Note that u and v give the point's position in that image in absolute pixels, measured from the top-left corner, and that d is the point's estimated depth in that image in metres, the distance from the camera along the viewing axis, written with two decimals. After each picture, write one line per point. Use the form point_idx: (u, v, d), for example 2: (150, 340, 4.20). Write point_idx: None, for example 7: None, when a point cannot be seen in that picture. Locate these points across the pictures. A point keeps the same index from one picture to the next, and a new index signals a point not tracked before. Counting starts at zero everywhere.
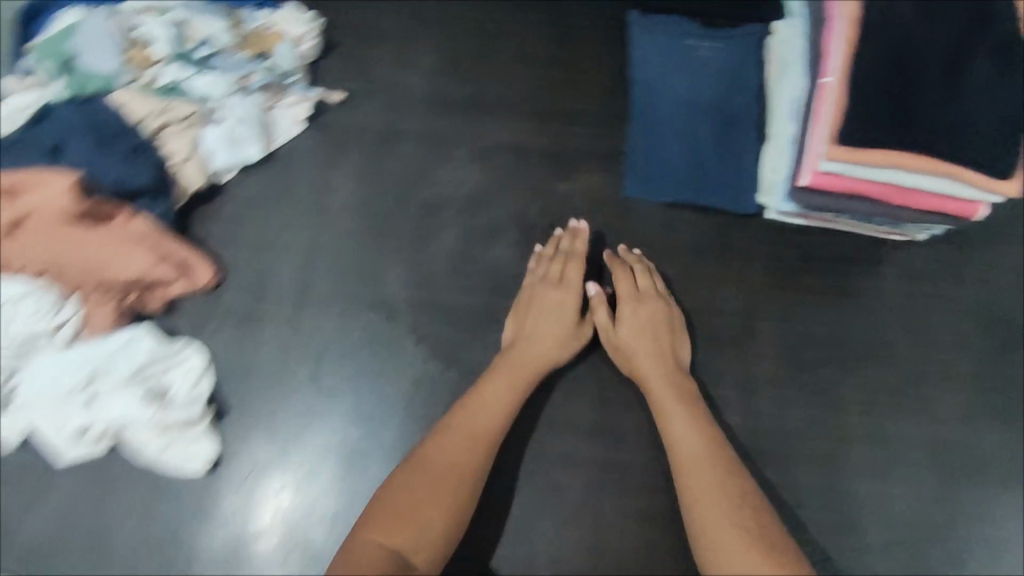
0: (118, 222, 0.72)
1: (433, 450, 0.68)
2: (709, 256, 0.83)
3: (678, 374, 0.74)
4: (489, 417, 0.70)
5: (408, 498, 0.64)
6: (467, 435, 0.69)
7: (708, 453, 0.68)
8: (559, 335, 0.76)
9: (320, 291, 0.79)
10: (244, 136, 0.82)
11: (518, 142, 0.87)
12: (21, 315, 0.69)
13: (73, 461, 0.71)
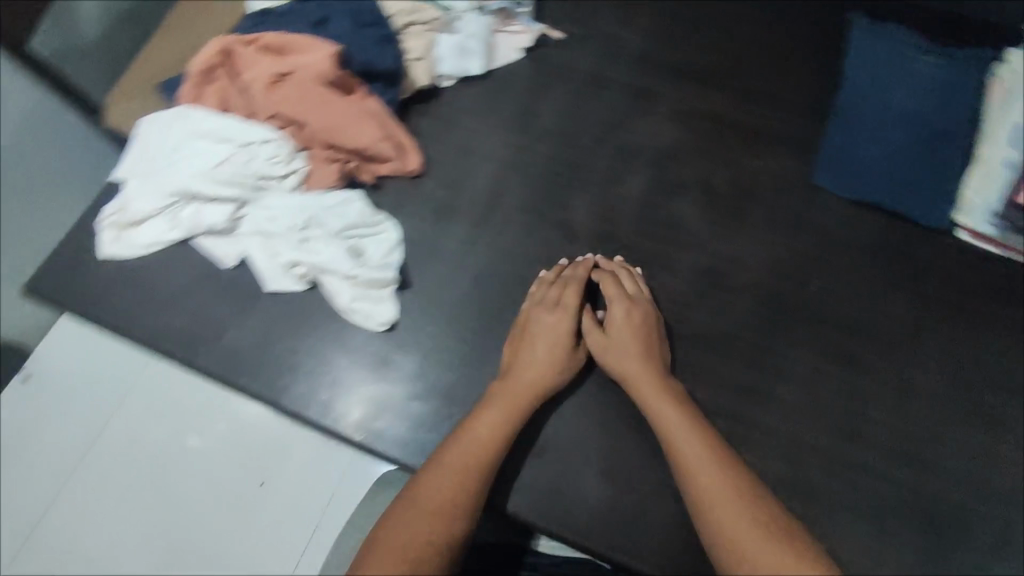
0: (357, 96, 0.82)
1: (427, 479, 0.61)
2: (755, 283, 0.81)
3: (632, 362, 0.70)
4: (485, 436, 0.65)
5: (405, 521, 0.57)
6: (465, 460, 0.63)
7: (700, 450, 0.62)
8: (545, 362, 0.71)
9: (508, 202, 0.84)
10: (472, 50, 0.90)
11: (716, 111, 0.90)
12: (262, 157, 0.80)
13: (274, 292, 0.80)
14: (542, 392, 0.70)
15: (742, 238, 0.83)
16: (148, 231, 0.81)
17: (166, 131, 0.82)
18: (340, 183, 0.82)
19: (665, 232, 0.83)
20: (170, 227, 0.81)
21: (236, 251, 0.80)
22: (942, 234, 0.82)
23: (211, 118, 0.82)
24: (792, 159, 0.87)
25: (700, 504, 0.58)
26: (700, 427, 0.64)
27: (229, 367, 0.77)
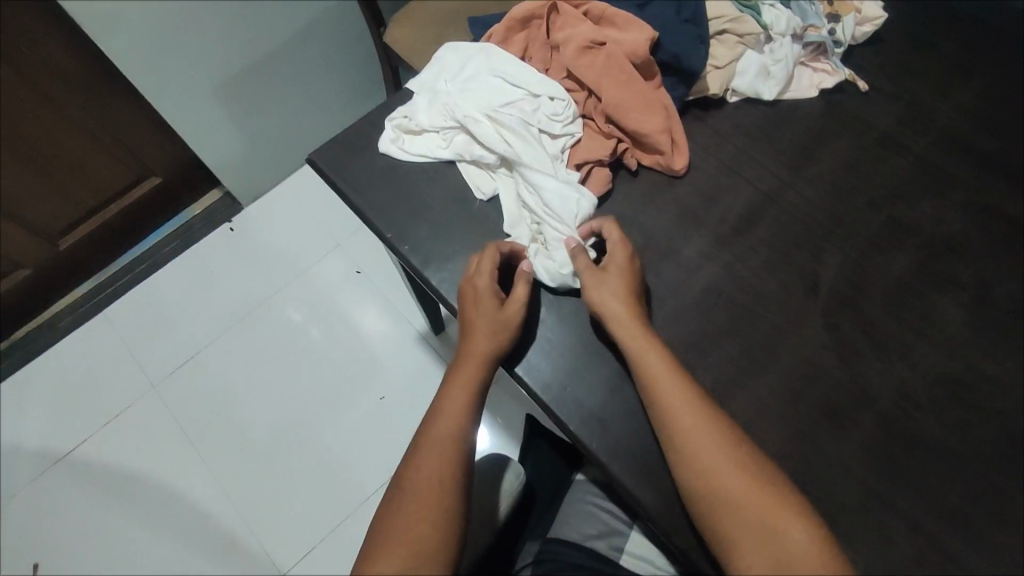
0: (651, 85, 0.85)
1: (413, 463, 0.67)
2: (827, 328, 0.76)
3: (618, 304, 0.70)
4: (454, 412, 0.69)
5: (404, 507, 0.64)
6: (441, 440, 0.67)
7: (697, 426, 0.61)
8: (487, 328, 0.73)
9: (758, 232, 0.82)
10: (773, 75, 0.88)
11: (1017, 216, 0.81)
12: (545, 111, 0.84)
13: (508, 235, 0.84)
14: (492, 356, 0.73)
15: (1006, 359, 0.74)
16: (420, 143, 0.89)
17: (468, 61, 0.89)
18: (606, 159, 0.84)
19: (918, 320, 0.76)
20: (440, 149, 0.88)
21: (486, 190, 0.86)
22: None
23: (512, 62, 0.87)
24: None
25: (724, 506, 0.58)
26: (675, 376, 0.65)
27: (449, 286, 0.82)
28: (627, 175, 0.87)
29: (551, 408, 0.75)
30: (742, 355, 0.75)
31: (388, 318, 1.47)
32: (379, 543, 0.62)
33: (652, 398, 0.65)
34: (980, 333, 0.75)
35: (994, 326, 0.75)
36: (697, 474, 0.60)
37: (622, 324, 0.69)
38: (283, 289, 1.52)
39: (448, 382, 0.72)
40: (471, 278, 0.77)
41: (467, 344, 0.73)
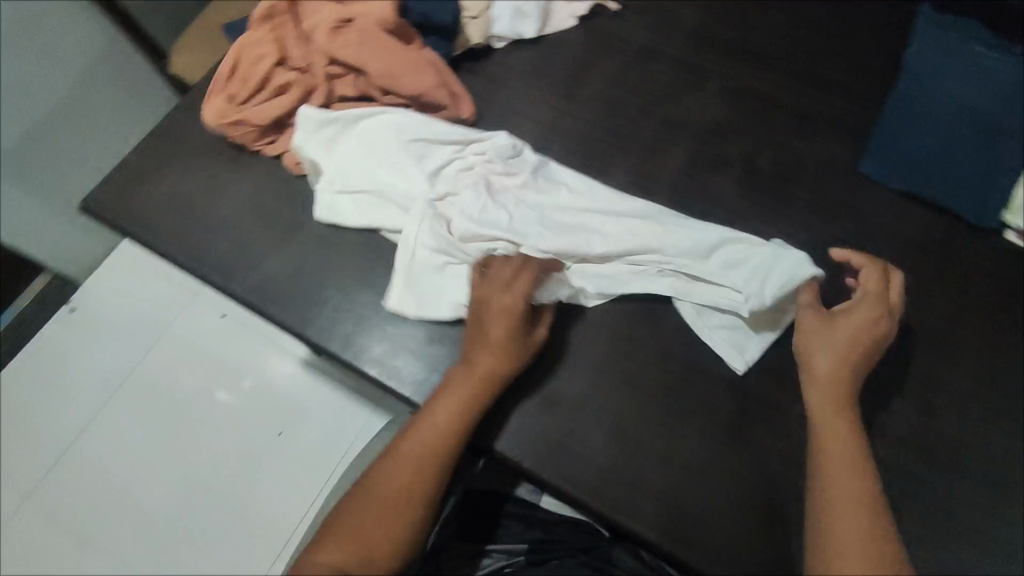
0: (414, 46, 0.84)
1: (379, 474, 0.64)
2: None
3: (831, 354, 0.65)
4: (446, 426, 0.65)
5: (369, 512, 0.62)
6: (415, 457, 0.64)
7: (843, 445, 0.61)
8: (501, 349, 0.67)
9: (549, 163, 0.85)
10: (529, 14, 0.91)
11: (768, 92, 0.88)
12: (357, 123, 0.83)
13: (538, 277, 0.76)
14: (495, 385, 0.67)
15: (783, 219, 0.81)
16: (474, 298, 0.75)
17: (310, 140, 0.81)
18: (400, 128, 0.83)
19: (705, 206, 0.82)
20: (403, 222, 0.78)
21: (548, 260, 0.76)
22: (991, 234, 0.80)
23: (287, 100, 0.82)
24: (843, 145, 0.85)
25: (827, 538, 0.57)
26: (838, 401, 0.64)
27: (263, 295, 0.79)
28: None
29: (391, 384, 0.75)
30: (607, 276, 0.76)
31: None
32: (320, 545, 0.61)
33: (818, 419, 0.64)
34: (760, 202, 0.82)
35: (771, 192, 0.83)
36: (825, 494, 0.59)
37: (819, 368, 0.65)
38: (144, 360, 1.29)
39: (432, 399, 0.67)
40: (485, 292, 0.69)
41: (477, 359, 0.67)
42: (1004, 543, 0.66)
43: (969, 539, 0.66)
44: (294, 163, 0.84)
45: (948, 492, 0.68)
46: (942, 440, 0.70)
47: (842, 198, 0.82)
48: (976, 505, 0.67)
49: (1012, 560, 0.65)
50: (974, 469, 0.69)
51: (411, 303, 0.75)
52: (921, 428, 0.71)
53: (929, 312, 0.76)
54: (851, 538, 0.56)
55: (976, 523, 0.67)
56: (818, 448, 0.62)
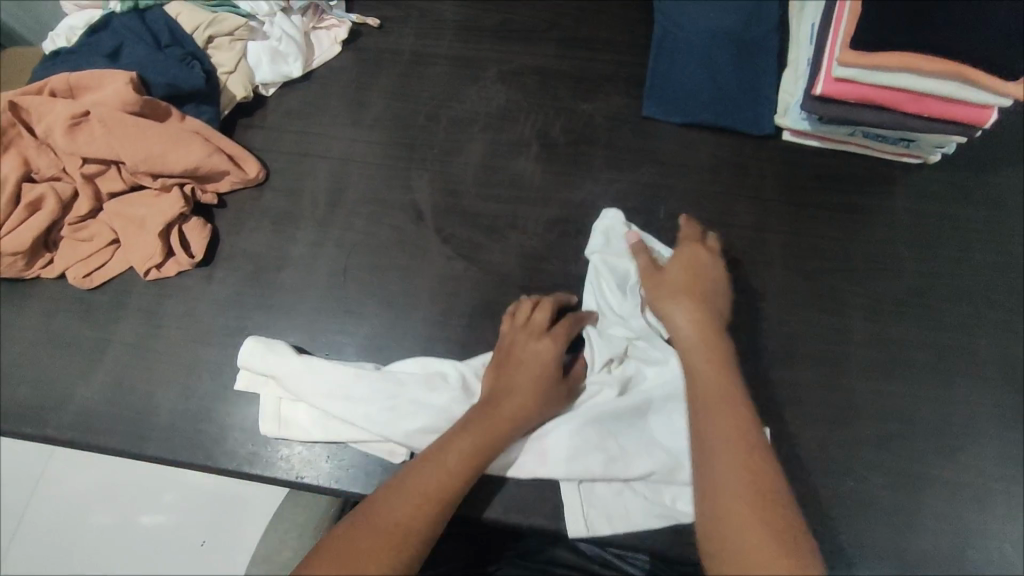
0: (174, 119, 0.79)
1: (379, 503, 0.56)
2: (451, 243, 0.80)
3: (683, 290, 0.69)
4: (455, 461, 0.60)
5: (357, 552, 0.52)
6: (422, 493, 0.58)
7: (710, 374, 0.62)
8: (532, 387, 0.66)
9: (352, 196, 0.83)
10: (287, 53, 0.87)
11: (544, 65, 0.90)
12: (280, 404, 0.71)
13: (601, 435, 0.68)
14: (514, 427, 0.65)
15: (589, 181, 0.83)
16: None
17: (264, 395, 0.71)
18: (186, 209, 0.78)
19: (513, 191, 0.83)
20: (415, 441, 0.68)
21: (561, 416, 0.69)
22: (769, 138, 0.85)
23: (298, 425, 0.70)
24: (625, 96, 0.88)
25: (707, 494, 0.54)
26: (694, 330, 0.66)
27: (85, 427, 0.72)
28: (213, 214, 0.82)
29: (250, 473, 0.70)
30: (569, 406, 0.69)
31: (156, 509, 1.04)
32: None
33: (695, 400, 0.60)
34: (564, 171, 0.84)
35: (571, 160, 0.85)
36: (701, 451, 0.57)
37: (683, 304, 0.67)
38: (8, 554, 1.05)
39: (459, 435, 0.62)
40: (509, 334, 0.71)
41: (506, 399, 0.65)
42: (848, 411, 0.72)
43: (821, 420, 0.71)
44: (80, 277, 0.77)
45: (794, 385, 0.73)
46: (777, 340, 0.75)
47: (636, 145, 0.85)
48: (820, 388, 0.73)
49: (859, 425, 0.71)
50: (810, 356, 0.74)
51: (602, 521, 0.67)
52: (757, 335, 0.75)
53: (736, 227, 0.81)
54: (738, 445, 0.56)
55: (822, 401, 0.72)
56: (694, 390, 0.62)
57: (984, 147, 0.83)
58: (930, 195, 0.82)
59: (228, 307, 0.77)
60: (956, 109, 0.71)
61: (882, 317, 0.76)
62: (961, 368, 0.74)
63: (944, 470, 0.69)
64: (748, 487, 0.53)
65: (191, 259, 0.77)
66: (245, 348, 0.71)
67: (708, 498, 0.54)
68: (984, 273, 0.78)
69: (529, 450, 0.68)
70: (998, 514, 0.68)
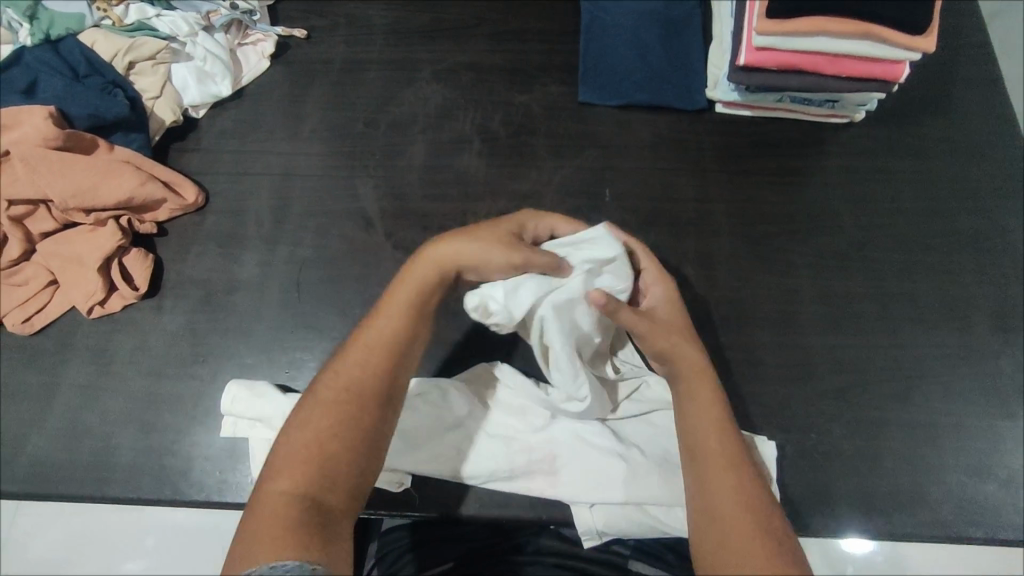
0: (101, 150, 0.76)
1: (332, 374, 0.58)
2: (403, 246, 0.80)
3: (687, 349, 0.63)
4: (393, 313, 0.61)
5: (322, 424, 0.55)
6: (346, 392, 0.57)
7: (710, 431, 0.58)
8: (487, 235, 0.64)
9: (297, 210, 0.82)
10: (214, 72, 0.85)
11: (477, 61, 0.90)
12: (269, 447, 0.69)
13: (608, 459, 0.67)
14: (447, 270, 0.63)
15: (533, 170, 0.84)
16: None
17: (251, 437, 0.69)
18: (125, 241, 0.76)
19: (460, 189, 0.83)
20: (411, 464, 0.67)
21: (568, 442, 0.68)
22: (703, 112, 0.87)
23: None
24: (560, 83, 0.89)
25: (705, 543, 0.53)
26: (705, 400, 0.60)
27: (44, 477, 0.70)
28: (154, 243, 0.80)
29: (221, 501, 0.69)
30: (573, 435, 0.68)
31: (141, 554, 1.01)
32: (278, 475, 0.52)
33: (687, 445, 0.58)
34: (507, 164, 0.84)
35: (514, 152, 0.85)
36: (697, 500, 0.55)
37: (688, 358, 0.62)
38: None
39: (366, 329, 0.60)
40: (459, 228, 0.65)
41: (451, 245, 0.63)
42: (803, 365, 0.74)
43: (781, 377, 0.74)
44: (19, 323, 0.75)
45: (752, 348, 0.75)
46: (732, 306, 0.77)
47: (575, 132, 0.86)
48: (776, 347, 0.75)
49: (817, 377, 0.74)
50: (763, 318, 0.76)
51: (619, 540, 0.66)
52: (712, 304, 0.77)
53: (682, 202, 0.83)
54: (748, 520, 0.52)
55: (778, 359, 0.75)
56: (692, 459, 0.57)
57: (904, 100, 0.87)
58: (859, 151, 0.85)
59: (181, 335, 0.75)
60: (871, 67, 0.74)
61: (826, 272, 0.79)
62: (904, 312, 0.77)
63: (900, 411, 0.72)
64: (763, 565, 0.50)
65: (136, 293, 0.75)
66: (228, 394, 0.69)
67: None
68: (917, 220, 0.81)
69: (544, 476, 0.68)
70: (950, 446, 0.71)
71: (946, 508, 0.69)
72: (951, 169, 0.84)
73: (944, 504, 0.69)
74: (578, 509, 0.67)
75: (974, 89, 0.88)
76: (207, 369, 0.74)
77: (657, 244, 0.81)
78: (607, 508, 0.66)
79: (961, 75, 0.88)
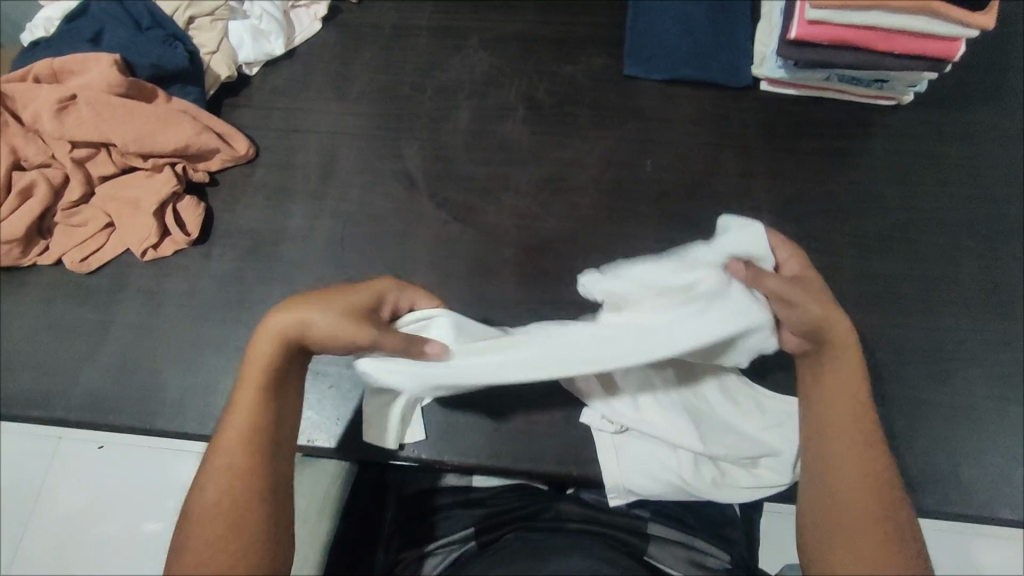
0: (160, 100, 0.79)
1: (202, 505, 0.56)
2: (447, 206, 0.81)
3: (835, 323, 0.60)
4: (240, 423, 0.57)
5: (208, 561, 0.54)
6: (223, 516, 0.55)
7: (845, 405, 0.60)
8: (319, 307, 0.57)
9: (343, 168, 0.83)
10: (268, 31, 0.87)
11: (525, 31, 0.91)
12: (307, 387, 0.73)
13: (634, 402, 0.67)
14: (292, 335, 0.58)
15: (576, 140, 0.85)
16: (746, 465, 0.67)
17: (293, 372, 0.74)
18: (179, 188, 0.78)
19: (502, 154, 0.84)
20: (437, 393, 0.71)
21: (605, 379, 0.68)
22: (749, 89, 0.87)
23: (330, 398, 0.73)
24: (606, 56, 0.90)
25: (830, 532, 0.57)
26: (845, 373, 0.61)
27: (93, 409, 0.73)
28: (205, 192, 0.82)
29: None
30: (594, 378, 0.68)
31: (165, 510, 1.05)
32: None
33: (820, 432, 0.60)
34: (550, 131, 0.85)
35: (557, 120, 0.86)
36: (821, 486, 0.59)
37: (840, 330, 0.60)
38: (25, 535, 1.07)
39: (218, 447, 0.57)
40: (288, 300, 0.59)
41: (275, 328, 0.57)
42: None
43: None
44: (77, 262, 0.78)
45: None
46: None
47: (619, 103, 0.87)
48: None
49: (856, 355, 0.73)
50: None
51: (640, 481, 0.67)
52: None
53: (722, 176, 0.83)
54: (872, 502, 0.57)
55: None
56: (818, 433, 0.60)
57: (956, 84, 0.86)
58: (907, 134, 0.84)
59: (228, 282, 0.78)
60: (925, 44, 0.73)
61: (868, 252, 0.78)
62: (945, 295, 0.76)
63: (938, 393, 0.72)
64: (883, 541, 0.56)
65: (187, 238, 0.78)
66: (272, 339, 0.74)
67: (817, 545, 0.57)
68: (965, 205, 0.80)
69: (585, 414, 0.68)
70: (988, 429, 0.70)
71: (981, 492, 0.68)
72: (1002, 154, 0.83)
73: (979, 486, 0.68)
74: (601, 444, 0.69)
75: None
76: (251, 316, 0.76)
77: (696, 215, 0.81)
78: (631, 451, 0.68)
79: (1016, 62, 0.87)
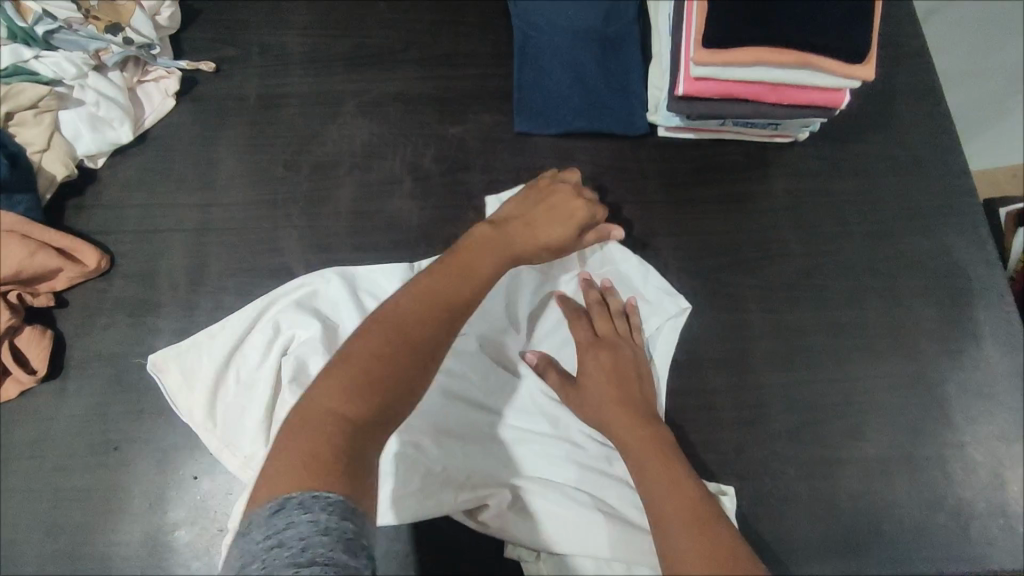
0: None
1: (397, 312, 0.56)
2: None
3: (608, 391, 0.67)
4: (474, 274, 0.62)
5: (377, 351, 0.52)
6: (412, 338, 0.54)
7: (650, 459, 0.62)
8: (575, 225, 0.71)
9: (215, 269, 0.75)
10: (110, 117, 0.76)
11: (406, 90, 0.84)
12: (187, 533, 0.66)
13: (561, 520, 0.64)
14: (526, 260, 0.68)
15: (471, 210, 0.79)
16: None
17: (173, 513, 0.66)
18: (14, 321, 0.68)
19: (393, 234, 0.78)
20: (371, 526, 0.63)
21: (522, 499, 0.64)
22: (645, 137, 0.84)
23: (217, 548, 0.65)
24: (495, 112, 0.84)
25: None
26: (629, 420, 0.65)
27: None
28: (53, 316, 0.72)
29: None
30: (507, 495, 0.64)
31: None
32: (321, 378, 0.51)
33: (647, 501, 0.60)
34: (442, 201, 0.80)
35: (449, 190, 0.80)
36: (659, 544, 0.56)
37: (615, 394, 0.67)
38: None
39: (435, 276, 0.60)
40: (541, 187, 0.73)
41: (544, 212, 0.70)
42: (755, 405, 0.72)
43: (734, 420, 0.72)
44: None
45: (704, 391, 0.73)
46: (683, 349, 0.74)
47: (513, 164, 0.82)
48: (730, 389, 0.73)
49: (771, 417, 0.72)
50: (716, 362, 0.74)
51: None
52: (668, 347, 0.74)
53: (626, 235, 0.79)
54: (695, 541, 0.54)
55: (730, 401, 0.73)
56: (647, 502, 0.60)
57: (846, 118, 0.85)
58: (804, 173, 0.83)
59: (90, 419, 0.68)
60: (811, 95, 0.71)
61: (775, 304, 0.77)
62: (852, 342, 0.76)
63: (851, 446, 0.72)
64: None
65: (33, 377, 0.68)
66: (147, 479, 0.67)
67: None
68: (863, 244, 0.80)
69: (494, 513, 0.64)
70: (901, 477, 0.71)
71: (899, 544, 0.69)
72: (894, 186, 0.83)
73: (898, 537, 0.69)
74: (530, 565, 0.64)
75: (915, 104, 0.87)
76: (120, 457, 0.67)
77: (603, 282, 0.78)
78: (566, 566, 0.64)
79: (899, 89, 0.87)
